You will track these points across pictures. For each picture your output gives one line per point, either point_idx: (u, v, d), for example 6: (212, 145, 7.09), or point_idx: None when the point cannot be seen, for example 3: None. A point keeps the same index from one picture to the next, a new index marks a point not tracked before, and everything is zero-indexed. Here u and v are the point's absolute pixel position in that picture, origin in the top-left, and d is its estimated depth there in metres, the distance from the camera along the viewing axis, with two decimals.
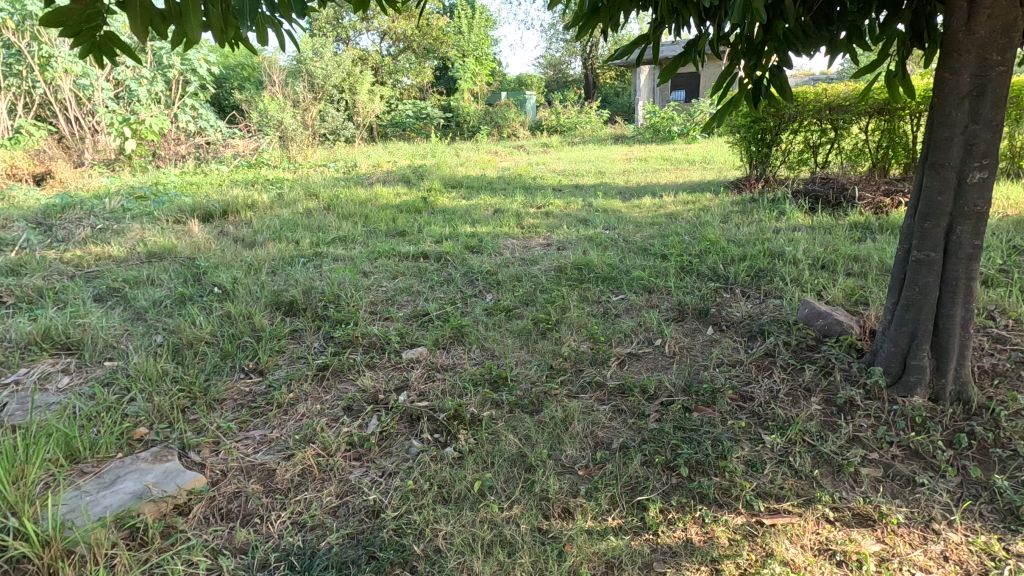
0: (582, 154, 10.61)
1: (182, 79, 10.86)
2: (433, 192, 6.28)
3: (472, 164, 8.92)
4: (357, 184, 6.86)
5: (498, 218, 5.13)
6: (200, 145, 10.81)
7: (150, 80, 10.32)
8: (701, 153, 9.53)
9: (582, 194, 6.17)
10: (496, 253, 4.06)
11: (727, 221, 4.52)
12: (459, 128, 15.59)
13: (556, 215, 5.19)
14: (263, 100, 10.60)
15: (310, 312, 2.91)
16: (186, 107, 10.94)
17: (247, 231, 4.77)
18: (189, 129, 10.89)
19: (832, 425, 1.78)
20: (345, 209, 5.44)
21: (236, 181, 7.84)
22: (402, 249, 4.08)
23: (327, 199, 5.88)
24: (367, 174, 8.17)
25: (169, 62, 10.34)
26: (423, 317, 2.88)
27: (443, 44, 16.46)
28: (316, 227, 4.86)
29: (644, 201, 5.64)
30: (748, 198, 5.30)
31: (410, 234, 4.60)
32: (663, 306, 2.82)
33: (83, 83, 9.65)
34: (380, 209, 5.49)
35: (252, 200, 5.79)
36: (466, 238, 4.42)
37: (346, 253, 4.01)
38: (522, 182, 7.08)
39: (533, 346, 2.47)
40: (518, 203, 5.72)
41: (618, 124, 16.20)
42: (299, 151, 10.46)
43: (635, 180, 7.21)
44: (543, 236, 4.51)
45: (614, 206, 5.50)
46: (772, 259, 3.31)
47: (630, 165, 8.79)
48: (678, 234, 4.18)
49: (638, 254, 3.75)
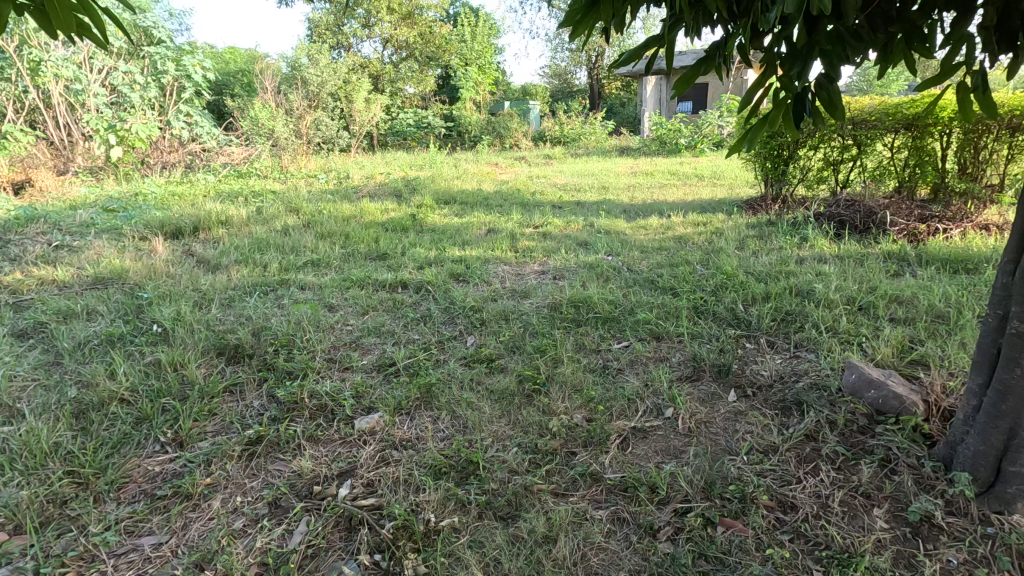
0: (586, 167, 10.21)
1: (176, 85, 10.55)
2: (423, 208, 5.87)
3: (470, 176, 8.52)
4: (345, 198, 6.46)
5: (490, 239, 4.70)
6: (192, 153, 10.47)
7: (144, 85, 10.05)
8: (709, 168, 9.09)
9: (584, 212, 5.74)
10: (484, 283, 3.62)
11: (743, 248, 4.07)
12: (461, 138, 15.24)
13: (554, 236, 4.76)
14: (255, 107, 10.27)
15: (257, 359, 2.47)
16: (180, 114, 10.62)
17: (214, 252, 4.35)
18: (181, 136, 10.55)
19: (909, 560, 1.33)
20: (327, 226, 5.03)
21: (221, 193, 7.46)
22: (379, 277, 3.65)
23: (309, 215, 5.47)
24: (359, 186, 7.78)
25: (163, 67, 10.21)
26: (389, 368, 2.43)
27: (446, 52, 16.18)
28: (292, 248, 4.44)
29: (651, 222, 5.20)
30: (764, 220, 4.85)
31: (392, 258, 4.18)
32: (675, 361, 2.37)
33: (74, 88, 9.36)
34: (364, 227, 5.08)
35: (229, 215, 5.37)
36: (452, 264, 3.99)
37: (316, 281, 3.58)
38: (520, 197, 6.65)
39: (515, 415, 2.02)
40: (514, 222, 5.29)
41: (624, 135, 15.82)
42: (292, 160, 10.09)
43: (641, 197, 6.77)
44: (538, 262, 4.08)
45: (617, 227, 5.06)
46: (800, 300, 2.85)
47: (634, 179, 8.36)
48: (690, 264, 3.73)
49: (644, 288, 3.30)
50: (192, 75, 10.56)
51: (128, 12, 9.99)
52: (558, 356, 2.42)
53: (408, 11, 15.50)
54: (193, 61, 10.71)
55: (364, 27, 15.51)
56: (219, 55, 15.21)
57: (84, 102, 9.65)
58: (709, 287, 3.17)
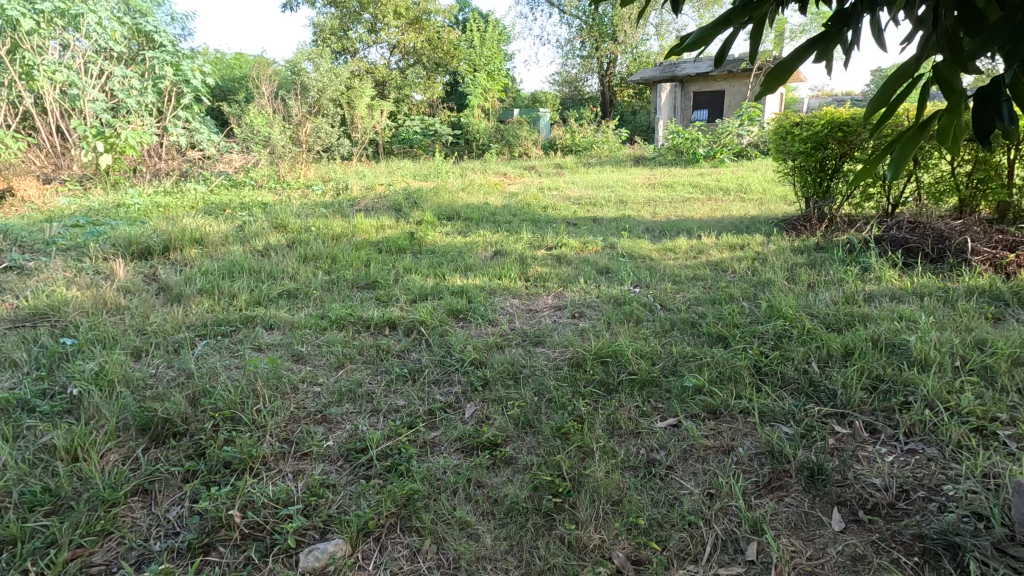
0: (600, 178, 9.62)
1: (175, 91, 10.08)
2: (423, 225, 5.30)
3: (476, 188, 7.95)
4: (339, 212, 5.89)
5: (497, 264, 4.10)
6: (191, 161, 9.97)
7: (140, 90, 9.48)
8: (734, 181, 8.44)
9: (603, 231, 5.12)
10: (488, 323, 3.01)
11: (795, 281, 3.45)
12: (468, 146, 14.71)
13: (570, 261, 4.15)
14: (251, 113, 9.80)
15: (187, 441, 1.88)
16: (177, 121, 10.11)
17: (180, 277, 3.78)
18: (178, 143, 10.04)
19: None
20: (314, 246, 4.46)
21: (210, 205, 6.93)
22: (364, 314, 3.05)
23: (296, 233, 4.89)
24: (359, 198, 7.23)
25: (161, 72, 9.66)
26: (358, 458, 1.84)
27: (454, 59, 15.72)
28: (269, 274, 3.86)
29: (680, 245, 4.58)
30: (812, 244, 4.23)
31: (382, 288, 3.59)
32: (743, 454, 1.75)
33: (69, 93, 8.87)
34: (355, 248, 4.50)
35: (208, 233, 4.81)
36: (452, 296, 3.39)
37: (289, 321, 2.99)
38: (531, 213, 6.05)
39: (527, 553, 1.42)
40: (524, 242, 4.69)
41: (637, 144, 15.24)
42: (291, 169, 9.57)
43: (664, 213, 6.16)
44: (553, 294, 3.48)
45: (642, 251, 4.44)
46: (892, 359, 2.23)
47: (653, 193, 7.73)
48: (737, 303, 3.11)
49: (685, 336, 2.68)
50: (190, 80, 9.97)
51: (127, 14, 9.54)
52: (585, 444, 1.81)
53: (415, 16, 15.07)
54: (193, 65, 10.17)
55: (370, 32, 15.06)
56: (223, 62, 14.80)
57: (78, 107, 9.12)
58: (770, 338, 2.55)
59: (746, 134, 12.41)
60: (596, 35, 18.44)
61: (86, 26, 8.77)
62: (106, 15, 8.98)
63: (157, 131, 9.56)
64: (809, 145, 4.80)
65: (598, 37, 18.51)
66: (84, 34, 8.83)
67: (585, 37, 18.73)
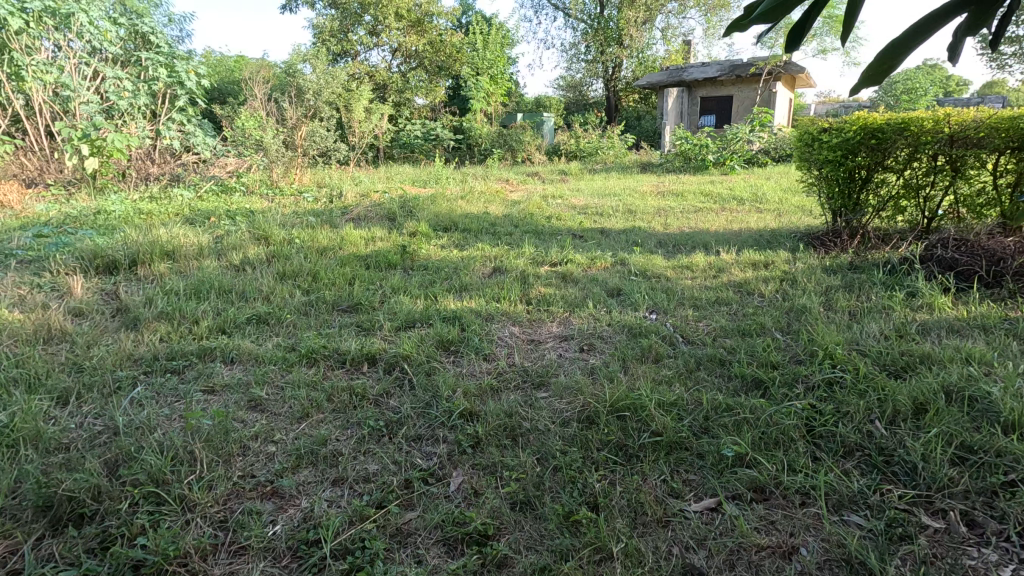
0: (606, 185, 9.22)
1: (169, 93, 9.72)
2: (417, 237, 4.90)
3: (476, 196, 7.54)
4: (328, 222, 5.49)
5: (496, 283, 3.70)
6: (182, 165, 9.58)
7: (132, 91, 9.06)
8: (748, 189, 8.02)
9: (613, 245, 4.71)
10: (482, 358, 2.60)
11: (833, 308, 3.03)
12: (470, 151, 14.35)
13: (576, 281, 3.75)
14: (244, 117, 9.44)
15: (94, 529, 1.48)
16: (169, 123, 9.71)
17: (142, 296, 3.38)
18: (170, 146, 9.66)
19: None
20: (296, 261, 4.06)
21: (194, 213, 6.52)
22: (341, 345, 2.65)
23: (278, 246, 4.49)
24: (351, 206, 6.82)
25: (155, 74, 9.24)
26: (310, 556, 1.43)
27: (456, 62, 15.34)
28: (241, 294, 3.46)
29: (698, 262, 4.17)
30: (845, 263, 3.82)
31: (365, 312, 3.19)
32: (810, 562, 1.34)
33: (61, 94, 8.52)
34: (341, 263, 4.10)
35: (181, 246, 4.39)
36: (442, 322, 2.99)
37: (254, 354, 2.59)
38: (534, 224, 5.63)
39: None
40: (525, 258, 4.28)
41: (644, 150, 14.85)
42: (284, 174, 9.18)
43: (676, 224, 5.76)
44: (558, 321, 3.07)
45: (657, 269, 4.02)
46: (975, 419, 1.81)
47: (662, 202, 7.30)
48: (771, 336, 2.70)
49: (715, 380, 2.27)
50: (185, 82, 9.58)
51: (122, 15, 9.20)
52: (601, 541, 1.41)
53: (417, 18, 14.70)
54: (187, 66, 9.77)
55: (372, 34, 14.68)
56: (221, 64, 14.46)
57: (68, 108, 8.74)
58: (818, 385, 2.14)
59: (757, 140, 12.00)
60: (602, 38, 18.07)
61: (79, 25, 8.42)
62: (100, 14, 8.61)
63: (149, 134, 9.16)
64: (838, 153, 4.38)
65: (603, 41, 18.12)
66: (76, 34, 8.47)
67: (590, 41, 18.34)
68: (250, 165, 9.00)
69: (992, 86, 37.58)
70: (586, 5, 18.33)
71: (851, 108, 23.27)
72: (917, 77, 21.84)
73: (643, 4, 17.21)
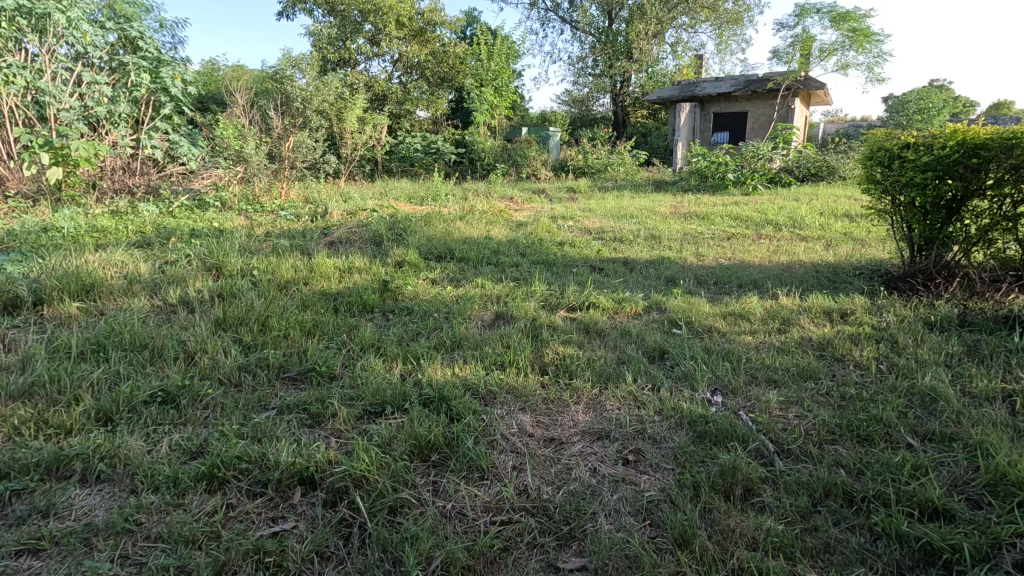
0: (620, 205, 8.40)
1: (153, 100, 8.86)
2: (403, 268, 4.05)
3: (477, 216, 6.72)
4: (299, 247, 4.62)
5: (498, 337, 2.83)
6: (164, 177, 8.63)
7: (112, 98, 8.24)
8: (780, 213, 7.18)
9: (643, 282, 3.85)
10: (478, 480, 1.74)
11: (971, 393, 2.17)
12: (472, 166, 13.66)
13: (602, 336, 2.91)
14: (225, 127, 8.62)
15: None
16: (150, 133, 8.84)
17: (22, 351, 2.49)
18: (152, 156, 8.72)
19: None
20: (245, 302, 3.19)
21: (153, 234, 5.62)
22: (268, 451, 1.79)
23: (229, 279, 3.62)
24: (333, 227, 5.96)
25: (138, 79, 8.40)
26: None
27: (460, 74, 14.33)
28: (157, 352, 2.57)
29: (755, 309, 3.30)
30: (951, 317, 2.94)
31: (318, 386, 2.33)
32: None
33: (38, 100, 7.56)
34: (303, 306, 3.24)
35: (107, 280, 3.50)
36: (423, 408, 2.13)
37: (132, 466, 1.72)
38: (544, 252, 4.78)
39: None
40: (535, 299, 3.43)
41: (656, 167, 14.13)
42: (268, 189, 8.36)
43: (711, 254, 4.94)
44: (585, 407, 2.20)
45: (704, 319, 3.15)
46: None
47: (687, 226, 6.45)
48: (906, 448, 1.83)
49: (853, 545, 1.41)
50: (170, 89, 8.75)
51: (111, 19, 8.54)
52: None
53: (420, 28, 13.81)
54: (173, 72, 8.98)
55: (371, 44, 13.66)
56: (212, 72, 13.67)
57: (44, 115, 7.82)
58: None
59: (779, 158, 11.20)
60: (610, 52, 17.37)
61: (56, 28, 7.65)
62: (80, 15, 7.83)
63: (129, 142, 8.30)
64: (922, 178, 3.49)
65: (612, 55, 17.37)
66: (52, 38, 7.67)
67: (598, 55, 17.62)
68: (233, 178, 8.20)
69: (998, 107, 37.07)
70: (595, 17, 17.52)
71: (866, 127, 22.58)
72: (931, 94, 21.22)
73: (654, 17, 16.44)
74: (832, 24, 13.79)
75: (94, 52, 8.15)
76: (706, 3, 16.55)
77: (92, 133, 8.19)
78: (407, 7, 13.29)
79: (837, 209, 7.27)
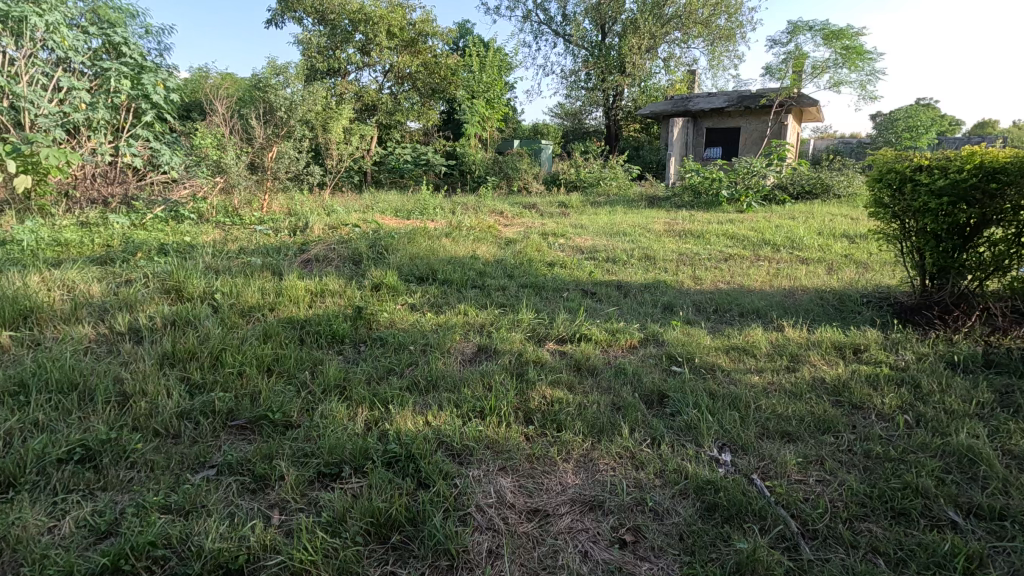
0: (614, 221, 8.18)
1: (133, 107, 8.47)
2: (381, 292, 3.76)
3: (465, 232, 6.45)
4: (271, 266, 4.32)
5: (479, 376, 2.54)
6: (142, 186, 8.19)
7: (89, 104, 7.80)
8: (778, 233, 6.99)
9: (637, 310, 3.59)
10: (447, 571, 1.45)
11: (1014, 454, 1.90)
12: (463, 178, 13.44)
13: (595, 375, 2.63)
14: (205, 136, 8.32)
15: None
16: (131, 141, 8.43)
17: None
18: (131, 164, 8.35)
19: None
20: (199, 332, 2.88)
21: (120, 250, 5.29)
22: (193, 532, 1.49)
23: (188, 304, 3.31)
24: (313, 243, 5.66)
25: (119, 86, 7.99)
26: None
27: (452, 85, 14.06)
28: (89, 393, 2.26)
29: (760, 343, 3.03)
30: (975, 356, 2.69)
31: (269, 438, 2.03)
32: None
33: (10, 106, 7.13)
34: (265, 337, 2.93)
35: (50, 304, 3.17)
36: (387, 469, 1.83)
37: (23, 553, 1.41)
38: (533, 274, 4.51)
39: None
40: (522, 330, 3.15)
41: (649, 182, 13.98)
42: (248, 202, 8.07)
43: (709, 277, 4.71)
44: (575, 467, 1.91)
45: (706, 355, 2.88)
46: None
47: (682, 245, 6.22)
48: (950, 528, 1.56)
49: None
50: (152, 96, 8.35)
51: (94, 24, 8.25)
52: None
53: (410, 38, 13.49)
54: (155, 78, 8.61)
55: (361, 53, 13.37)
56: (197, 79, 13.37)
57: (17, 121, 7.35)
58: None
59: (773, 174, 11.04)
60: (604, 66, 17.28)
61: (34, 32, 7.23)
62: (60, 19, 7.43)
63: (107, 151, 7.84)
64: (937, 200, 3.25)
65: (605, 69, 17.28)
66: (30, 42, 7.25)
67: (591, 68, 17.52)
68: (211, 187, 7.87)
69: (983, 125, 37.70)
70: (588, 31, 17.43)
71: (857, 143, 22.68)
72: (920, 112, 21.35)
73: (647, 32, 16.37)
74: (824, 42, 13.78)
75: (75, 57, 7.74)
76: (699, 19, 16.52)
77: (69, 141, 7.74)
78: (398, 17, 13.04)
79: (835, 229, 7.09)
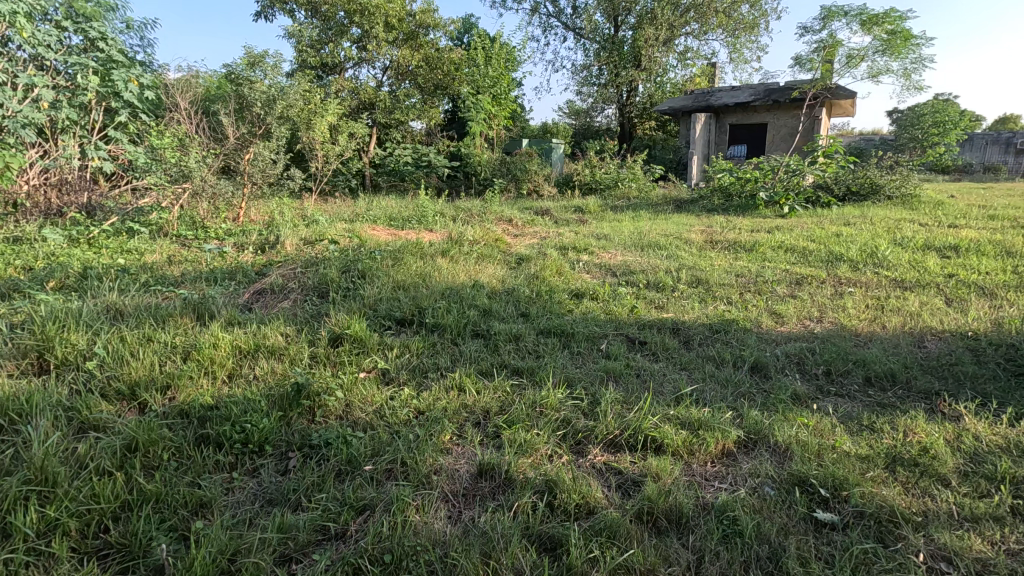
0: (642, 230, 7.01)
1: (102, 104, 7.13)
2: (337, 351, 2.59)
3: (466, 246, 5.28)
4: (201, 305, 3.13)
5: (482, 555, 1.38)
6: (108, 193, 6.88)
7: (52, 103, 6.44)
8: (846, 244, 5.76)
9: (719, 380, 2.39)
10: None
11: None
12: (467, 181, 12.28)
13: (686, 540, 1.47)
14: (167, 137, 7.10)
15: None
16: (99, 142, 7.16)
17: None
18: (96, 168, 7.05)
19: None
20: (14, 447, 1.71)
21: (30, 276, 4.10)
22: None
23: (35, 382, 2.13)
24: (275, 266, 4.48)
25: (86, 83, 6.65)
26: None
27: (455, 81, 12.86)
28: None
29: (942, 451, 1.84)
30: None
31: None
32: None
33: None
34: (128, 450, 1.77)
35: None
36: None
37: None
38: (556, 311, 3.32)
39: None
40: (548, 426, 1.98)
41: (671, 183, 12.80)
42: (214, 213, 6.87)
43: (792, 313, 3.49)
44: None
45: (862, 480, 1.70)
46: None
47: (735, 263, 5.02)
48: None
49: None
50: (123, 95, 7.14)
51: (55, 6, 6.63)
52: None
53: (410, 31, 12.31)
54: (126, 74, 7.29)
55: (357, 47, 12.21)
56: None
57: None
58: None
59: (815, 174, 9.69)
60: (617, 60, 16.00)
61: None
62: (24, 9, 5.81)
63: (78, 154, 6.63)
64: None
65: (618, 63, 16.03)
66: None
67: (604, 63, 16.26)
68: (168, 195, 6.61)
69: (1006, 120, 36.19)
70: (600, 24, 16.04)
71: (887, 139, 21.31)
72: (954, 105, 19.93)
73: (665, 22, 15.09)
74: (864, 28, 12.40)
75: (46, 54, 6.21)
76: (720, 8, 15.21)
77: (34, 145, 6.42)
78: (396, 7, 11.82)
79: (915, 240, 5.86)
